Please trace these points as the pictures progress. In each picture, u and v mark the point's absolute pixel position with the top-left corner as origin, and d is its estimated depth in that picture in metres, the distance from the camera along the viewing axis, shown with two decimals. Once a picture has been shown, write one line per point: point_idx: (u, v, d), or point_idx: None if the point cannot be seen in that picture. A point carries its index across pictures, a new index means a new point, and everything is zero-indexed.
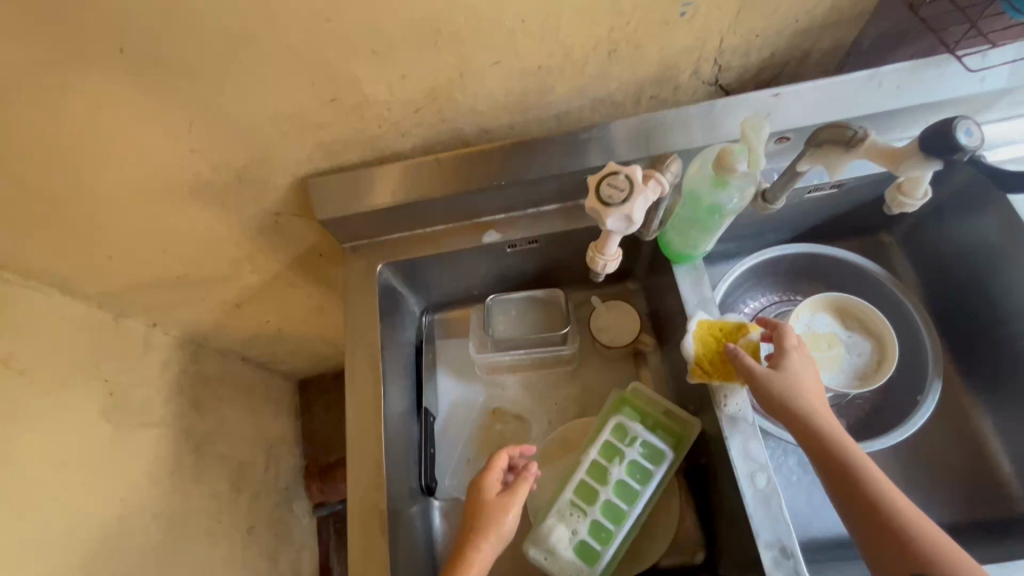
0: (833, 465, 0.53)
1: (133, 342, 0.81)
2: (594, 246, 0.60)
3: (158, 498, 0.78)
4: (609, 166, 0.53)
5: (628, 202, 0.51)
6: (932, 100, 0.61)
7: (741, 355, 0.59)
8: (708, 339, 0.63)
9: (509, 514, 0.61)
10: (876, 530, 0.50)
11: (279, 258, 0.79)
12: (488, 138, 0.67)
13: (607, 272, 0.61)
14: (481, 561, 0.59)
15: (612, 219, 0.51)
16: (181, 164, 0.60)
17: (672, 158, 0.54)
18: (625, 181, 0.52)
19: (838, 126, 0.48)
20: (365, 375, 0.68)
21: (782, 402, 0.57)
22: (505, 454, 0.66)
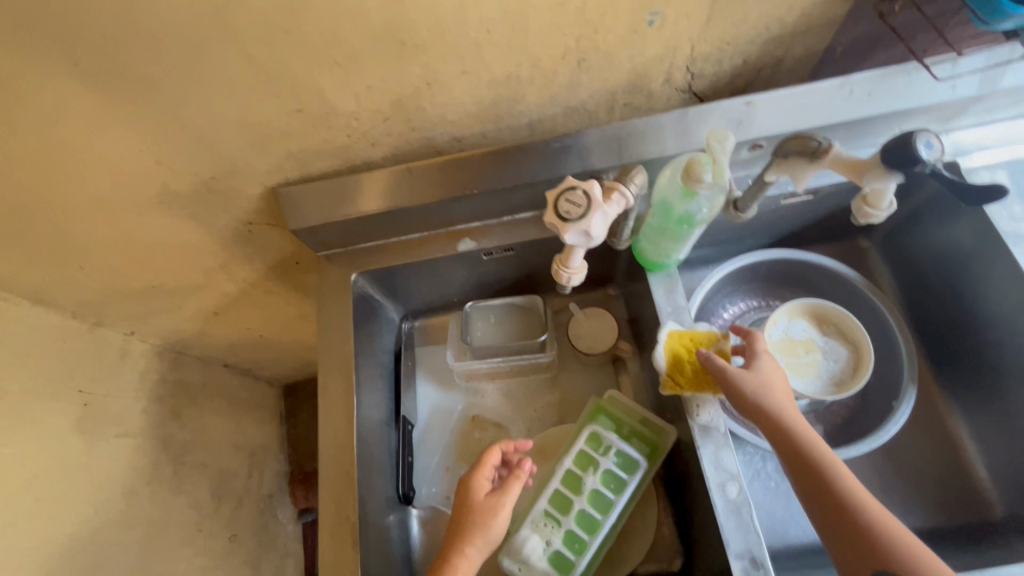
0: (803, 466, 0.53)
1: (109, 351, 0.80)
2: (559, 258, 0.60)
3: (136, 508, 0.78)
4: (568, 180, 0.52)
5: (586, 217, 0.50)
6: (902, 108, 0.61)
7: (713, 358, 0.59)
8: (680, 347, 0.63)
9: (499, 514, 0.61)
10: (844, 530, 0.50)
11: (256, 266, 0.79)
12: (461, 146, 0.67)
13: (572, 284, 0.61)
14: (469, 565, 0.59)
15: (570, 234, 0.51)
16: (150, 174, 0.59)
17: (637, 170, 0.54)
18: (583, 197, 0.51)
19: (803, 137, 0.48)
20: (339, 385, 0.68)
21: (753, 402, 0.56)
22: (496, 453, 0.65)
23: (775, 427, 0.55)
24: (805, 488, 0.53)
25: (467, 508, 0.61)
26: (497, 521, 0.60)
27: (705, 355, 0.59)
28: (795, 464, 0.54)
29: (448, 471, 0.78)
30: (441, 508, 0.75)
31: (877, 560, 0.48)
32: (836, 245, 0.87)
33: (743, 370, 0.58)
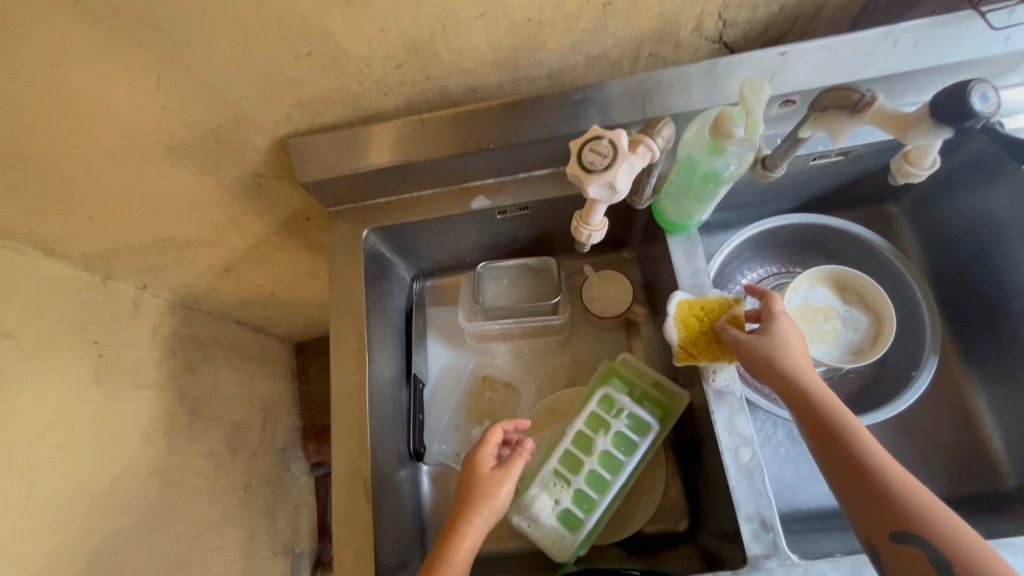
0: (817, 427, 0.51)
1: (122, 305, 0.80)
2: (579, 215, 0.58)
3: (154, 457, 0.79)
4: (593, 129, 0.50)
5: (611, 167, 0.48)
6: (949, 61, 0.57)
7: (730, 330, 0.58)
8: (691, 320, 0.62)
9: (506, 483, 0.61)
10: (860, 490, 0.48)
11: (266, 221, 0.77)
12: (477, 97, 0.64)
13: (592, 242, 0.59)
14: (474, 536, 0.57)
15: (594, 186, 0.49)
16: (156, 122, 0.57)
17: (665, 121, 0.51)
18: (608, 146, 0.49)
19: (844, 89, 0.44)
20: (351, 342, 0.68)
21: (765, 365, 0.55)
22: (499, 428, 0.65)
23: (789, 388, 0.54)
24: (819, 449, 0.51)
25: (471, 475, 0.62)
26: (503, 490, 0.60)
27: (727, 329, 0.59)
28: (810, 427, 0.52)
29: (458, 430, 0.78)
30: (451, 464, 0.76)
31: (894, 520, 0.46)
32: (861, 211, 0.84)
33: (758, 335, 0.57)
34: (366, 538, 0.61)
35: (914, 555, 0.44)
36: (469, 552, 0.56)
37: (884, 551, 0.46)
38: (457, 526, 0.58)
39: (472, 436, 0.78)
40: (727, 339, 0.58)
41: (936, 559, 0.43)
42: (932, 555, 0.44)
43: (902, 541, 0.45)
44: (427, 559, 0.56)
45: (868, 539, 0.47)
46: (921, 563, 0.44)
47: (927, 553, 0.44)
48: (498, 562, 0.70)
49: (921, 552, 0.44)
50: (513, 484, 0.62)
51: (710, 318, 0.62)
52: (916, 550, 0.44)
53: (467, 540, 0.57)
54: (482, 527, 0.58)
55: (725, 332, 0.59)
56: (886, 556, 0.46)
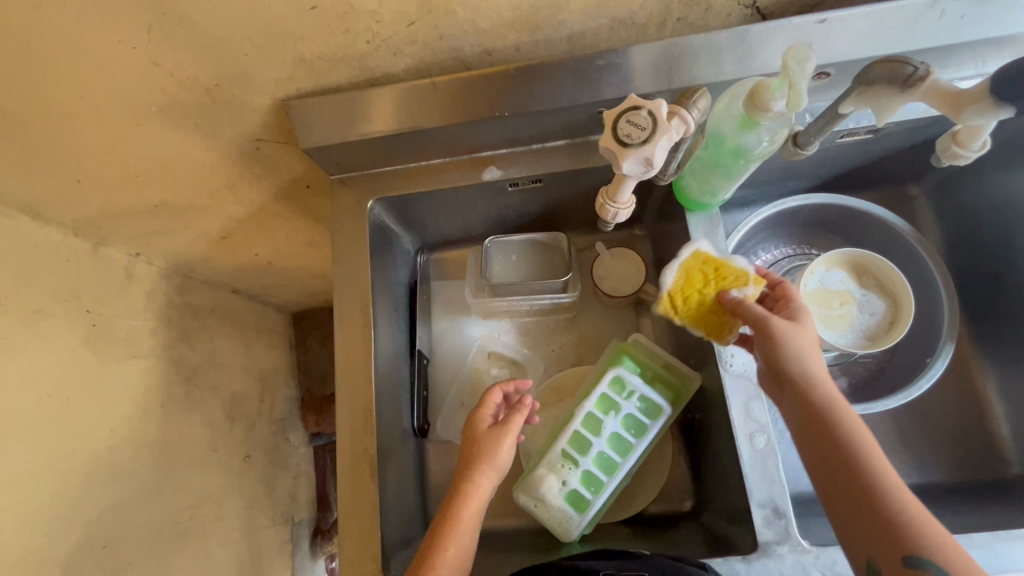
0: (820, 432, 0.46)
1: (115, 272, 0.77)
2: (605, 192, 0.56)
3: (151, 428, 0.78)
4: (631, 99, 0.48)
5: (650, 142, 0.46)
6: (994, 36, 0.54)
7: (751, 305, 0.53)
8: (693, 274, 0.59)
9: (506, 443, 0.62)
10: (863, 504, 0.43)
11: (265, 188, 0.74)
12: (491, 60, 0.59)
13: (618, 221, 0.58)
14: (480, 495, 0.59)
15: (630, 162, 0.47)
16: (146, 78, 0.53)
17: (701, 92, 0.49)
18: (647, 118, 0.47)
19: (896, 61, 0.40)
20: (355, 317, 0.65)
21: (778, 356, 0.49)
22: (498, 390, 0.66)
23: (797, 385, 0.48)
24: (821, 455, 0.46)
25: (474, 440, 0.62)
26: (504, 448, 0.61)
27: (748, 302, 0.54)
28: (811, 431, 0.47)
29: (462, 407, 0.77)
30: (454, 441, 0.76)
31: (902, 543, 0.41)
32: (880, 192, 0.80)
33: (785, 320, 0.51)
34: (372, 516, 0.60)
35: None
36: (475, 513, 0.57)
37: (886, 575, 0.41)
38: (464, 488, 0.59)
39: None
40: (747, 315, 0.53)
41: None
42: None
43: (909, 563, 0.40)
44: (432, 524, 0.57)
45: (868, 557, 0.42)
46: None
47: None
48: (501, 538, 0.70)
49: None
50: (514, 444, 0.63)
51: (717, 282, 0.58)
52: (925, 574, 0.39)
53: (473, 500, 0.58)
54: (486, 487, 0.59)
55: (741, 306, 0.54)
56: None
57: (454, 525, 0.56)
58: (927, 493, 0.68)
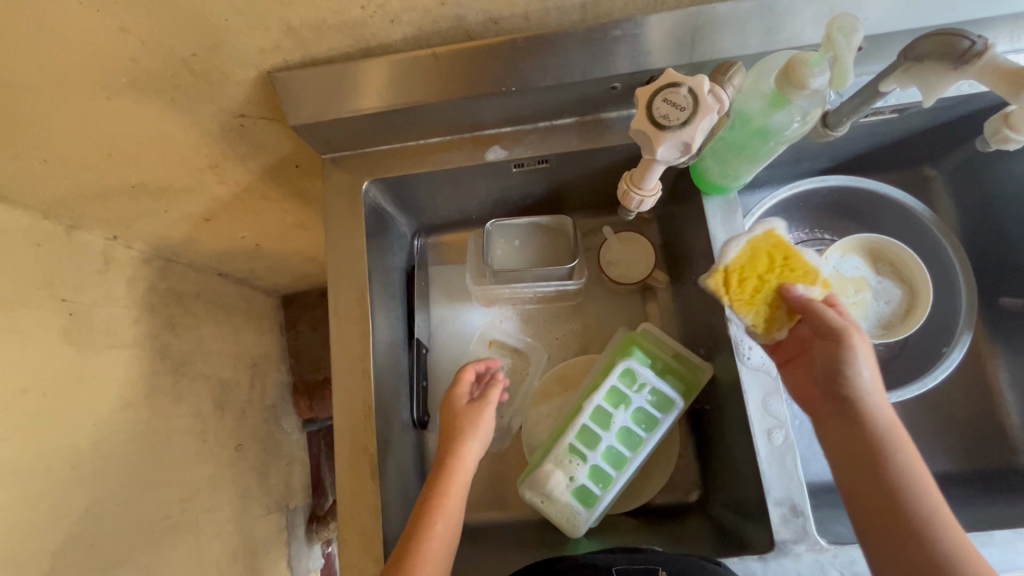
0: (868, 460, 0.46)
1: (92, 257, 0.72)
2: (629, 178, 0.54)
3: (137, 421, 0.74)
4: (668, 75, 0.45)
5: (689, 125, 0.44)
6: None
7: (826, 311, 0.49)
8: (757, 252, 0.55)
9: (487, 416, 0.61)
10: (902, 534, 0.43)
11: (250, 168, 0.69)
12: (496, 30, 0.54)
13: (641, 209, 0.56)
14: (466, 466, 0.58)
15: (667, 146, 0.45)
16: (115, 46, 0.48)
17: (737, 67, 0.46)
18: (687, 97, 0.44)
19: (950, 35, 0.38)
20: (351, 307, 0.62)
21: (840, 372, 0.47)
22: (471, 367, 0.64)
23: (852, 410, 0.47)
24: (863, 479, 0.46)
25: (455, 414, 0.61)
26: (486, 419, 0.60)
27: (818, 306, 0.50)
28: (860, 455, 0.46)
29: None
30: None
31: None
32: (896, 173, 0.77)
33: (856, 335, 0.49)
34: (373, 517, 0.57)
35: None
36: (461, 487, 0.56)
37: None
38: (449, 462, 0.58)
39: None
40: (822, 321, 0.49)
41: None
42: None
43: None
44: (418, 501, 0.56)
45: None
46: None
47: None
48: (504, 534, 0.69)
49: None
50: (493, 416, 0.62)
51: (783, 272, 0.53)
52: None
53: (459, 472, 0.57)
54: (470, 458, 0.58)
55: (811, 307, 0.50)
56: None
57: (442, 499, 0.55)
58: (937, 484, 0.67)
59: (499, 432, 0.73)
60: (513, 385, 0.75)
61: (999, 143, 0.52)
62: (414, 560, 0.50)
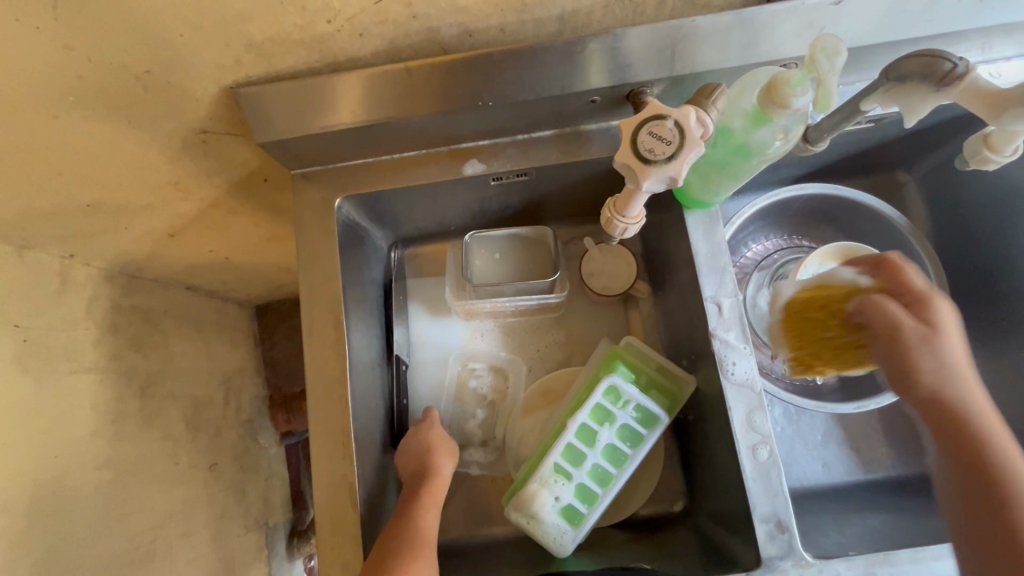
0: (985, 482, 0.42)
1: (46, 279, 0.67)
2: (613, 206, 0.54)
3: (103, 448, 0.71)
4: (653, 106, 0.45)
5: (676, 159, 0.45)
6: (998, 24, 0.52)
7: (881, 309, 0.48)
8: (807, 314, 0.54)
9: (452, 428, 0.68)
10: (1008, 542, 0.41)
11: (215, 182, 0.65)
12: (471, 43, 0.52)
13: (624, 236, 0.56)
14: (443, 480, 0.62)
15: (653, 180, 0.45)
16: (62, 63, 0.45)
17: (721, 90, 0.47)
18: (673, 129, 0.45)
19: (933, 56, 0.38)
20: (326, 329, 0.59)
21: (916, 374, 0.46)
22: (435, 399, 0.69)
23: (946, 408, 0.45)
24: (973, 502, 0.43)
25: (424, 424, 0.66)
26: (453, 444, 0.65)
27: (868, 301, 0.49)
28: (982, 478, 0.43)
29: (447, 428, 0.72)
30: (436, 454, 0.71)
31: None
32: (870, 178, 0.77)
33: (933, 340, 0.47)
34: (354, 546, 0.56)
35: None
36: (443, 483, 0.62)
37: None
38: (429, 462, 0.63)
39: (468, 433, 0.73)
40: (874, 319, 0.48)
41: None
42: None
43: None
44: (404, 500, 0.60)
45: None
46: None
47: None
48: (489, 554, 0.67)
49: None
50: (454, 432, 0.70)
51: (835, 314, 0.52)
52: None
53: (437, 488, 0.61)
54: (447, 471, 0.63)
55: (863, 309, 0.49)
56: None
57: (431, 490, 0.60)
58: (916, 485, 0.68)
59: (496, 457, 0.72)
60: (499, 404, 0.74)
61: (980, 163, 0.53)
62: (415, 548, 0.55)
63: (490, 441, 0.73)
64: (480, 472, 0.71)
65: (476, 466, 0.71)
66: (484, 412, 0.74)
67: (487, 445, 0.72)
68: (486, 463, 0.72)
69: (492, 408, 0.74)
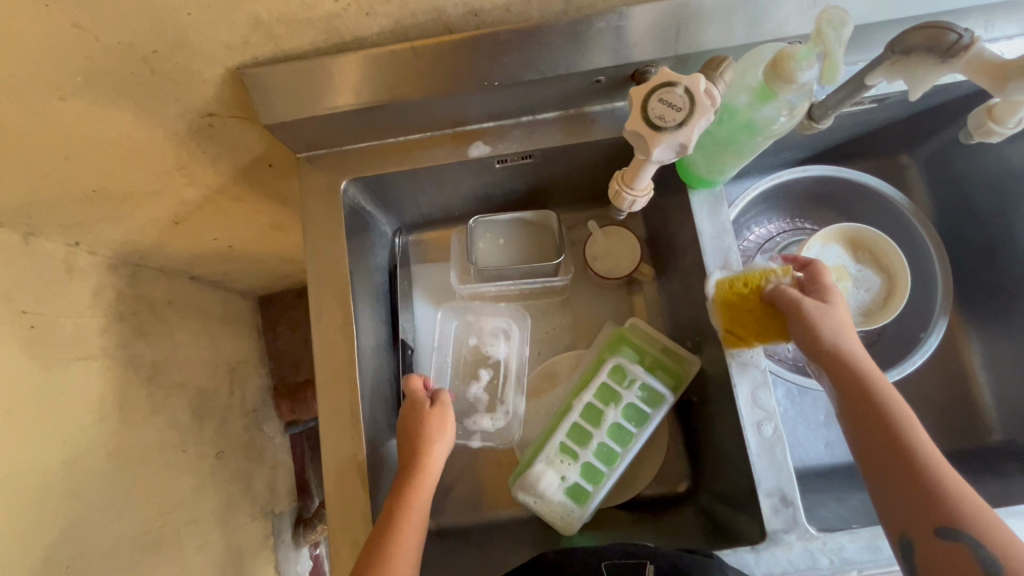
0: (890, 433, 0.47)
1: (52, 266, 0.67)
2: (621, 178, 0.55)
3: (111, 435, 0.71)
4: (664, 74, 0.46)
5: (686, 126, 0.45)
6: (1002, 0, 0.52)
7: (789, 290, 0.55)
8: (730, 303, 0.57)
9: (448, 419, 0.60)
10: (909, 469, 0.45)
11: (221, 167, 0.65)
12: (477, 22, 0.52)
13: (632, 209, 0.57)
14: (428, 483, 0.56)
15: (663, 147, 0.46)
16: (69, 44, 0.45)
17: (728, 63, 0.47)
18: (683, 96, 0.45)
19: (940, 27, 0.38)
20: (334, 313, 0.60)
21: (815, 340, 0.52)
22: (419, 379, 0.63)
23: (844, 371, 0.51)
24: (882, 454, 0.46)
25: (416, 417, 0.59)
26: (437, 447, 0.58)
27: (779, 286, 0.56)
28: (886, 429, 0.47)
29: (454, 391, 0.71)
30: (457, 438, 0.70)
31: (942, 514, 0.42)
32: (873, 162, 0.77)
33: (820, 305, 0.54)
34: (363, 524, 0.56)
35: (958, 551, 0.41)
36: (429, 488, 0.56)
37: (926, 545, 0.43)
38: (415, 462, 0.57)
39: (473, 398, 0.71)
40: (786, 300, 0.54)
41: (980, 553, 0.41)
42: (976, 549, 0.41)
43: (942, 537, 0.42)
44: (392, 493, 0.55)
45: (901, 531, 0.44)
46: (963, 557, 0.41)
47: (970, 548, 0.41)
48: (496, 534, 0.68)
49: (965, 548, 0.41)
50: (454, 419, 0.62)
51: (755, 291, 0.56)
52: (958, 546, 0.41)
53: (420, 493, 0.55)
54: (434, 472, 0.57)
55: (779, 293, 0.55)
56: (921, 549, 0.43)
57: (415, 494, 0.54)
58: None
59: (503, 424, 0.70)
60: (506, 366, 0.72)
61: (982, 136, 0.53)
62: (389, 551, 0.50)
63: (498, 407, 0.71)
64: (483, 443, 0.70)
65: (479, 437, 0.70)
66: (490, 375, 0.72)
67: (495, 410, 0.70)
68: (491, 432, 0.70)
69: (497, 371, 0.72)
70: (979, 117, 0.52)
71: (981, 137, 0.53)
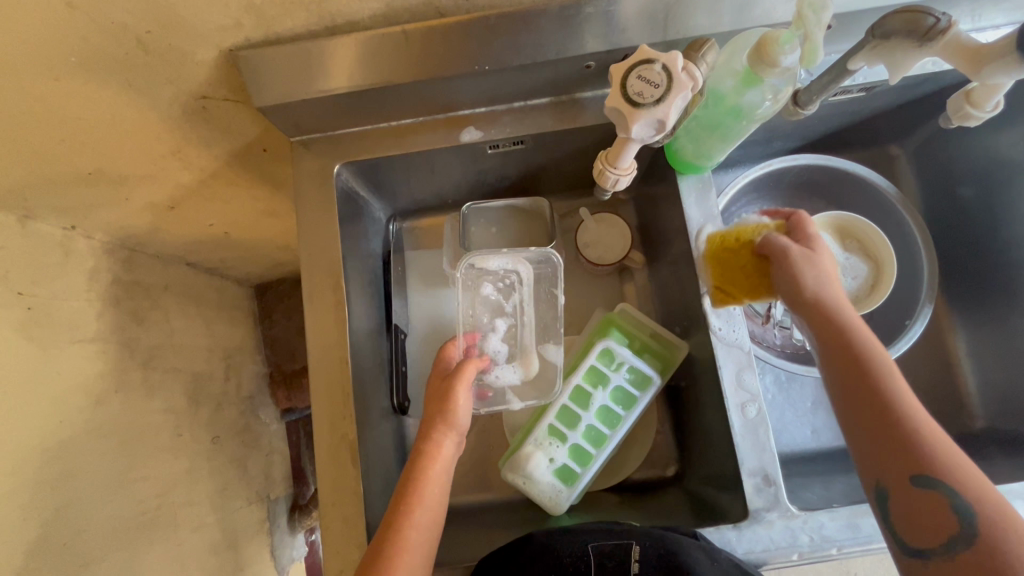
0: (870, 382, 0.46)
1: (48, 249, 0.68)
2: (605, 158, 0.55)
3: (106, 418, 0.72)
4: (643, 51, 0.46)
5: (663, 103, 0.46)
6: None
7: (777, 238, 0.54)
8: (718, 257, 0.57)
9: (463, 413, 0.58)
10: (888, 420, 0.45)
11: (215, 151, 0.66)
12: (468, 6, 0.53)
13: (616, 187, 0.58)
14: (438, 480, 0.55)
15: (641, 124, 0.46)
16: (63, 24, 0.45)
17: (710, 44, 0.48)
18: (660, 73, 0.46)
19: (917, 12, 0.40)
20: (326, 294, 0.60)
21: (799, 288, 0.51)
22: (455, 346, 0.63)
23: (826, 322, 0.50)
24: (864, 405, 0.46)
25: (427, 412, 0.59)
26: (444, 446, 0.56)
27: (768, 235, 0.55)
28: (865, 377, 0.47)
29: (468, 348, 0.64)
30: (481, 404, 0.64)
31: (918, 464, 0.43)
32: (862, 152, 0.78)
33: (804, 252, 0.53)
34: (356, 503, 0.57)
35: (934, 498, 0.41)
36: (439, 489, 0.55)
37: (901, 493, 0.43)
38: (421, 460, 0.55)
39: (492, 351, 0.65)
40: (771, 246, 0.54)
41: (955, 501, 0.41)
42: (952, 496, 0.41)
43: (918, 487, 0.42)
44: (397, 488, 0.54)
45: (876, 480, 0.45)
46: (938, 505, 0.41)
47: (945, 496, 0.41)
48: (486, 516, 0.69)
49: (942, 495, 0.41)
50: (467, 395, 0.59)
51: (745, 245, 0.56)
52: (933, 493, 0.42)
53: (429, 490, 0.54)
54: (444, 469, 0.56)
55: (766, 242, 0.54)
56: (895, 497, 0.43)
57: (420, 489, 0.53)
58: None
59: (532, 376, 0.65)
60: (521, 315, 0.67)
61: (960, 120, 0.54)
62: (390, 552, 0.49)
63: (520, 355, 0.65)
64: (523, 403, 0.64)
65: (514, 395, 0.65)
66: (505, 323, 0.66)
67: (517, 359, 0.65)
68: (522, 386, 0.65)
69: (514, 321, 0.66)
70: (955, 99, 0.53)
71: (958, 122, 0.54)
